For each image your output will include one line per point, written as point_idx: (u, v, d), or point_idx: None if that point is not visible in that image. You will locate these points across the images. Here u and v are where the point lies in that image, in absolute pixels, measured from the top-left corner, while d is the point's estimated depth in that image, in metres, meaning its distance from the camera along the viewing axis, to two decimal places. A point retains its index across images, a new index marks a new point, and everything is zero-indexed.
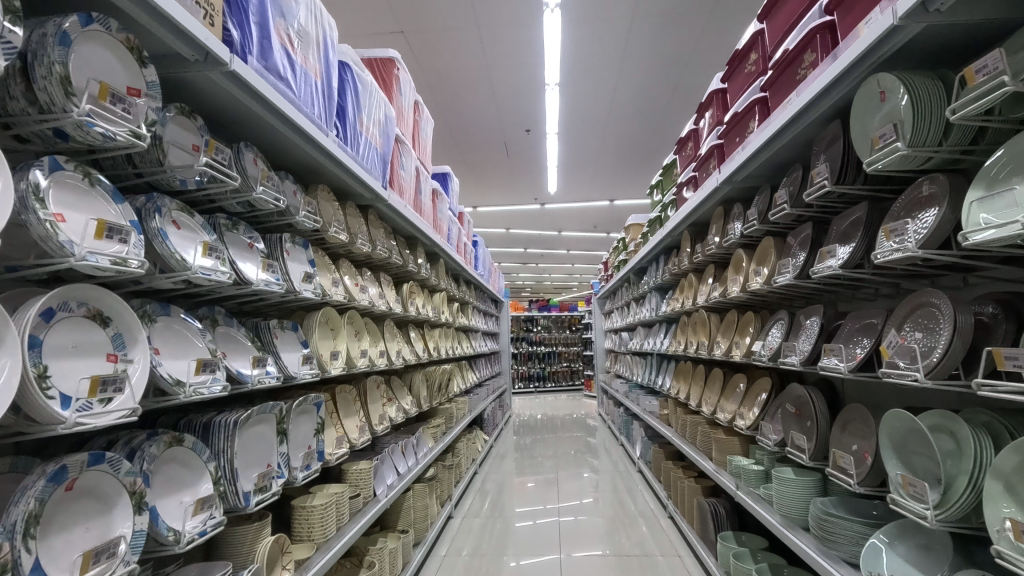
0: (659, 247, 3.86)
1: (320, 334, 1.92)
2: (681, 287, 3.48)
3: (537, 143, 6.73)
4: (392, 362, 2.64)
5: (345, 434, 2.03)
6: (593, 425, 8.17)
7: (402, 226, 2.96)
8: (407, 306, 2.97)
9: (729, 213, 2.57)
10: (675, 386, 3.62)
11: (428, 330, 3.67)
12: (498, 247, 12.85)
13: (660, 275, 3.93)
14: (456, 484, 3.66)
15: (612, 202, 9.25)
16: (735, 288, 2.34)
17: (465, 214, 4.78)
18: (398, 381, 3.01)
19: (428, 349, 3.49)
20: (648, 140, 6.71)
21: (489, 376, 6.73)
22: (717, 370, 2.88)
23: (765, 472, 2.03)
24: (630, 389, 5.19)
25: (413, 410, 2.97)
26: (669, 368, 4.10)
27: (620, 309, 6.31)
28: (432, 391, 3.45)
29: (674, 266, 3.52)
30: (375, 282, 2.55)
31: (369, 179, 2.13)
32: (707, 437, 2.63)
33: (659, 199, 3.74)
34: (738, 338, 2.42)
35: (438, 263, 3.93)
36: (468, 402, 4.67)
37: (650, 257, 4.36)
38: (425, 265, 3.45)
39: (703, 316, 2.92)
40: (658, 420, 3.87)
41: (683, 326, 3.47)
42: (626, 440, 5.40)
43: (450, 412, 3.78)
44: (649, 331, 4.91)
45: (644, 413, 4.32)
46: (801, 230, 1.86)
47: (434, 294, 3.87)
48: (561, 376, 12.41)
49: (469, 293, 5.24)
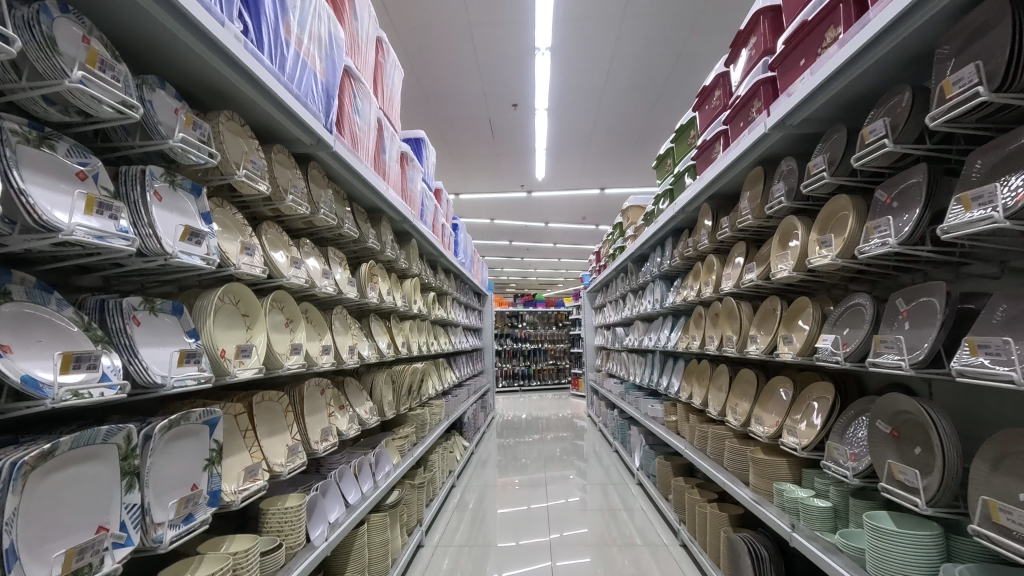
0: (667, 228, 3.33)
1: (223, 321, 1.35)
2: (695, 273, 2.96)
3: (525, 121, 6.21)
4: (343, 360, 2.07)
5: (264, 460, 1.47)
6: (581, 426, 7.67)
7: (360, 193, 2.41)
8: (366, 291, 2.40)
9: (771, 174, 2.04)
10: (684, 388, 3.10)
11: (396, 323, 3.10)
12: (482, 239, 12.28)
13: (667, 261, 3.41)
14: (428, 504, 3.10)
15: (603, 190, 8.73)
16: (783, 267, 1.82)
17: (443, 192, 4.20)
18: (353, 382, 2.44)
19: (396, 345, 2.93)
20: (645, 119, 6.20)
21: (470, 375, 6.18)
22: (745, 371, 2.36)
23: (834, 509, 1.52)
24: (627, 390, 4.67)
25: (374, 419, 2.41)
26: (676, 367, 3.58)
27: (613, 302, 5.79)
28: (400, 396, 2.89)
29: (687, 248, 3.00)
30: (319, 257, 1.98)
31: (302, 111, 1.56)
32: (738, 456, 2.11)
33: (667, 172, 3.22)
34: (784, 331, 1.89)
35: (411, 245, 3.39)
36: (446, 405, 4.13)
37: (654, 242, 3.84)
38: (393, 245, 2.88)
39: (728, 305, 2.40)
40: (664, 427, 3.36)
41: (696, 318, 2.94)
42: (621, 445, 4.89)
43: (423, 417, 3.23)
44: (649, 325, 4.40)
45: (645, 418, 3.81)
46: (900, 180, 1.34)
47: (405, 281, 3.29)
48: (546, 374, 11.89)
49: (447, 282, 4.67)
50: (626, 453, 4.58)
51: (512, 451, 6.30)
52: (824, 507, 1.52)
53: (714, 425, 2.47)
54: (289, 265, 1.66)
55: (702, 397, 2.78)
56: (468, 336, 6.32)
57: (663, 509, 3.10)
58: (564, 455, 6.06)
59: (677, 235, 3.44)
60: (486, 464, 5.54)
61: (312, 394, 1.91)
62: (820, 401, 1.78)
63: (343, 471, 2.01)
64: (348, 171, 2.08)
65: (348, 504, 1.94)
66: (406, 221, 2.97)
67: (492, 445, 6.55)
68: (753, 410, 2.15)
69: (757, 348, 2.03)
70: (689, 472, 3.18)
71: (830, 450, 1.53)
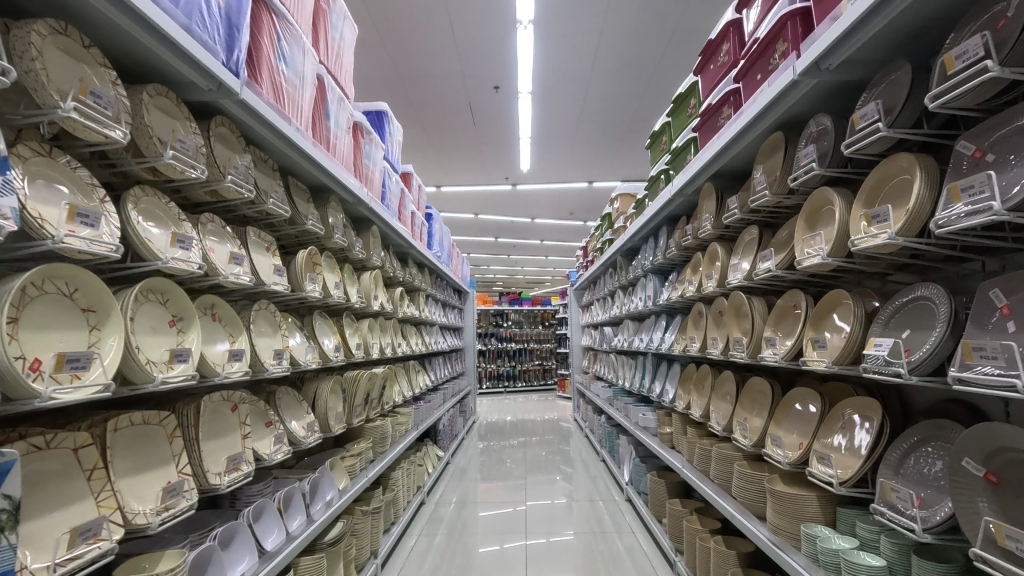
0: (661, 215, 2.96)
1: (38, 318, 0.95)
2: (694, 266, 2.58)
3: (507, 106, 5.81)
4: (263, 368, 1.66)
5: (116, 510, 1.06)
6: (567, 430, 7.30)
7: (297, 165, 2.01)
8: (304, 284, 1.99)
9: (796, 139, 1.66)
10: (680, 398, 2.72)
11: (351, 323, 2.69)
12: (467, 235, 11.87)
13: (661, 253, 3.03)
14: (387, 529, 2.69)
15: (591, 183, 8.36)
16: (811, 252, 1.44)
17: (413, 177, 3.79)
18: (286, 393, 2.03)
19: (347, 348, 2.51)
20: (636, 104, 5.83)
21: (448, 378, 5.77)
22: (755, 380, 1.98)
23: (888, 570, 1.14)
24: (615, 396, 4.30)
25: (312, 438, 1.99)
26: (670, 372, 3.21)
27: (602, 300, 5.42)
28: (352, 408, 2.47)
29: (685, 237, 2.63)
30: (231, 239, 1.58)
31: (186, 40, 1.16)
32: (750, 484, 1.73)
33: (661, 152, 2.84)
34: (812, 334, 1.52)
35: (373, 232, 2.99)
36: (416, 413, 3.72)
37: (645, 233, 3.47)
38: (344, 231, 2.47)
39: (735, 302, 2.02)
40: (658, 440, 2.98)
41: (695, 317, 2.57)
42: (609, 455, 4.52)
43: (385, 429, 2.82)
44: (640, 325, 4.03)
45: (636, 428, 3.43)
46: (1004, 125, 0.96)
47: (363, 275, 2.88)
48: (532, 375, 11.51)
49: (419, 277, 4.26)
50: (614, 464, 4.20)
51: (493, 457, 5.90)
52: (878, 568, 1.14)
53: (718, 444, 2.09)
54: (171, 245, 1.25)
55: (701, 409, 2.39)
56: (446, 336, 5.91)
57: (656, 534, 2.73)
58: (547, 460, 5.68)
59: (672, 224, 3.07)
60: (464, 473, 5.15)
61: (217, 412, 1.51)
62: (860, 421, 1.41)
63: (258, 509, 1.59)
64: (273, 133, 1.67)
65: (262, 553, 1.51)
66: (362, 204, 2.57)
67: (472, 450, 6.15)
68: (768, 429, 1.77)
69: (776, 354, 1.66)
70: (685, 491, 2.81)
71: (885, 492, 1.15)
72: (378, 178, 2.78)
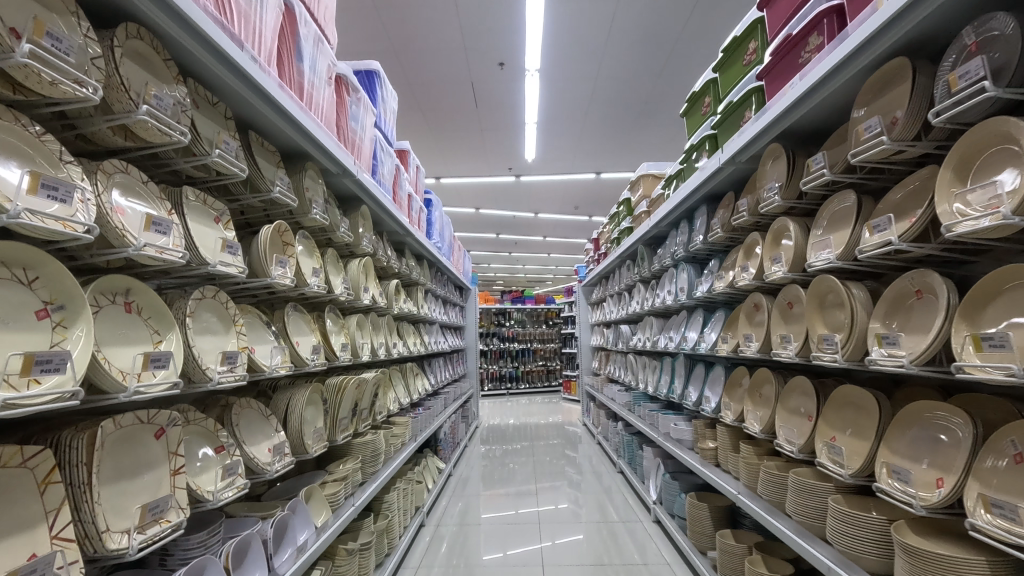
0: (701, 193, 2.53)
1: None
2: (747, 250, 2.15)
3: (513, 86, 5.38)
4: (205, 379, 1.22)
5: None
6: (574, 434, 6.88)
7: (260, 116, 1.58)
8: (268, 268, 1.56)
9: (926, 64, 1.23)
10: (726, 408, 2.29)
11: (336, 320, 2.25)
12: (467, 231, 11.43)
13: (699, 238, 2.59)
14: (379, 565, 2.26)
15: (598, 174, 7.93)
16: (974, 212, 1.02)
17: (411, 155, 3.35)
18: (247, 407, 1.59)
19: (329, 349, 2.08)
20: (651, 84, 5.42)
21: (449, 380, 5.35)
22: (847, 389, 1.55)
23: None
24: (636, 401, 3.87)
25: (279, 465, 1.55)
26: (706, 376, 2.77)
27: (617, 295, 4.99)
28: (334, 422, 2.04)
29: (735, 215, 2.19)
30: (158, 200, 1.15)
31: None
32: (857, 529, 1.30)
33: (702, 117, 2.40)
34: (965, 329, 1.08)
35: (363, 214, 2.56)
36: (413, 422, 3.30)
37: (675, 217, 3.04)
38: (325, 207, 2.03)
39: (818, 290, 1.59)
40: (696, 456, 2.55)
41: (749, 310, 2.14)
42: (628, 466, 4.09)
43: (377, 445, 2.39)
44: (665, 321, 3.60)
45: (666, 440, 2.99)
46: None
47: (350, 263, 2.44)
48: (535, 376, 11.07)
49: (417, 270, 3.82)
50: (635, 478, 3.77)
51: (496, 464, 5.48)
52: None
53: (794, 470, 1.65)
54: (31, 191, 0.80)
55: (760, 421, 1.97)
56: (447, 336, 5.47)
57: (699, 569, 2.29)
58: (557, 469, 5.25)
59: (713, 204, 2.63)
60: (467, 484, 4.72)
61: (132, 439, 1.07)
62: None
63: (196, 570, 1.14)
64: (215, 58, 1.24)
65: None
66: (348, 176, 2.14)
67: (474, 457, 5.73)
68: (877, 455, 1.34)
69: (899, 357, 1.22)
70: (732, 517, 2.38)
71: None
72: (368, 147, 2.35)
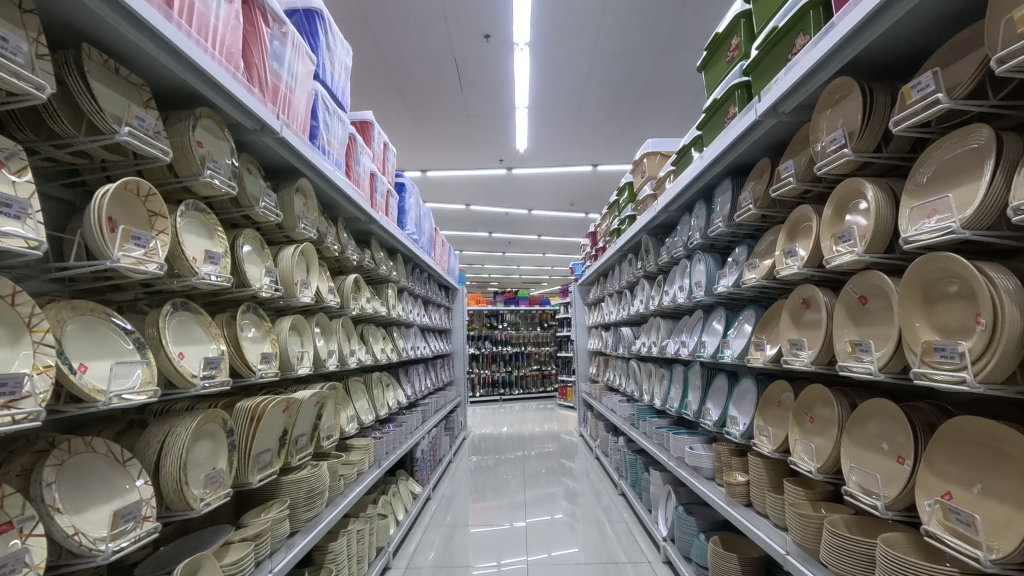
0: (724, 163, 2.03)
1: None
2: (791, 228, 1.65)
3: (500, 64, 4.89)
4: None
5: None
6: (570, 443, 6.38)
7: (94, 18, 1.07)
8: (108, 246, 1.05)
9: None
10: (762, 434, 1.78)
11: (257, 323, 1.74)
12: (458, 229, 10.92)
13: (721, 219, 2.09)
14: None
15: (595, 166, 7.45)
16: None
17: (375, 127, 2.85)
18: (83, 452, 1.08)
19: (240, 363, 1.56)
20: (653, 61, 4.94)
21: (430, 389, 4.83)
22: (965, 422, 1.05)
23: None
24: (640, 415, 3.36)
25: (124, 543, 1.04)
26: (728, 389, 2.27)
27: (617, 294, 4.50)
28: (244, 459, 1.53)
29: (774, 185, 1.68)
30: None
31: None
32: None
33: (728, 65, 1.89)
34: None
35: (301, 188, 2.06)
36: (379, 442, 2.79)
37: (689, 198, 2.53)
38: (234, 172, 1.52)
39: (919, 276, 1.09)
40: (720, 491, 2.05)
41: (793, 308, 1.64)
42: (630, 488, 3.59)
43: (318, 481, 1.87)
44: (674, 323, 3.10)
45: (678, 466, 2.48)
46: None
47: (282, 250, 1.93)
48: (530, 381, 10.53)
49: (387, 264, 3.31)
50: (640, 504, 3.26)
51: (484, 479, 4.96)
52: None
53: (882, 537, 1.15)
54: None
55: (815, 456, 1.47)
56: (428, 339, 4.96)
57: None
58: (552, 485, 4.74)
59: (738, 177, 2.13)
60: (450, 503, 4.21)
61: None
62: None
63: None
64: None
65: None
66: (268, 133, 1.64)
67: (461, 471, 5.22)
68: None
69: None
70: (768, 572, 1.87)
71: None
72: (304, 103, 1.85)
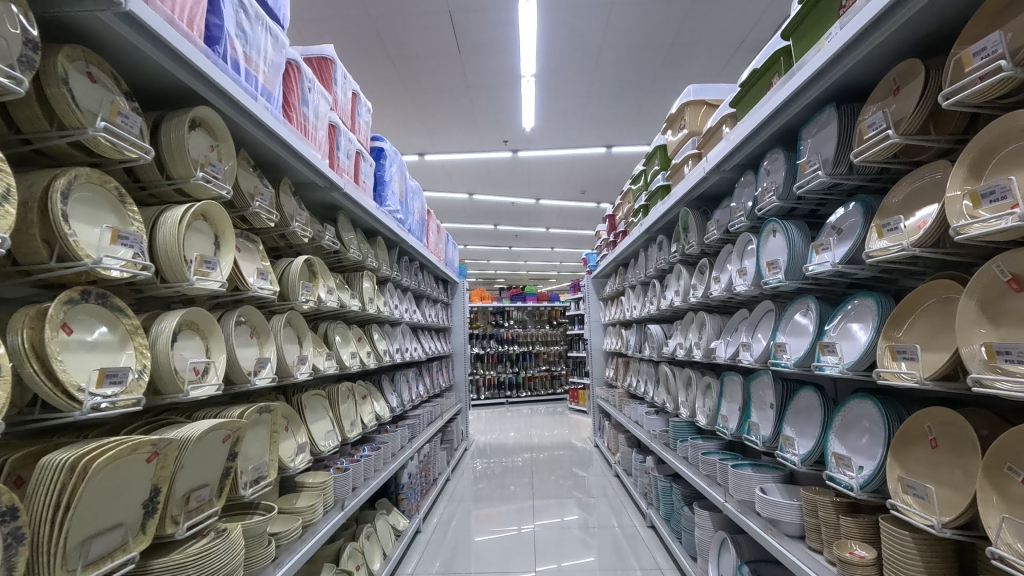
0: (828, 79, 1.37)
1: None
2: (978, 158, 1.00)
3: (504, 19, 4.23)
4: None
5: None
6: (584, 452, 5.75)
7: None
8: None
9: None
10: (912, 493, 1.12)
11: (105, 322, 1.09)
12: (462, 221, 10.27)
13: (820, 164, 1.42)
14: None
15: (609, 149, 6.79)
16: None
17: (337, 68, 2.21)
18: None
19: (51, 391, 0.91)
20: (681, 17, 4.26)
21: (425, 397, 4.18)
22: None
23: None
24: (677, 434, 2.71)
25: None
26: (820, 413, 1.61)
27: (641, 286, 3.85)
28: (51, 558, 0.88)
29: (945, 84, 1.02)
30: None
31: None
32: None
33: None
34: None
35: (203, 122, 1.41)
36: (345, 473, 2.16)
37: (757, 149, 1.86)
38: (28, 60, 0.87)
39: None
40: (823, 567, 1.39)
41: (984, 289, 0.98)
42: (662, 521, 2.94)
43: (223, 556, 1.23)
44: (723, 318, 2.44)
45: (741, 514, 1.83)
46: None
47: (168, 210, 1.28)
48: (539, 382, 9.88)
49: (362, 248, 2.68)
50: (677, 543, 2.62)
51: (491, 487, 4.39)
52: None
53: None
54: None
55: None
56: (422, 339, 4.32)
57: None
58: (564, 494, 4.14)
59: (847, 104, 1.45)
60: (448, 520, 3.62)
61: None
62: None
63: None
64: None
65: None
66: (107, 5, 0.98)
67: (464, 479, 4.63)
68: None
69: None
70: None
71: None
72: None
